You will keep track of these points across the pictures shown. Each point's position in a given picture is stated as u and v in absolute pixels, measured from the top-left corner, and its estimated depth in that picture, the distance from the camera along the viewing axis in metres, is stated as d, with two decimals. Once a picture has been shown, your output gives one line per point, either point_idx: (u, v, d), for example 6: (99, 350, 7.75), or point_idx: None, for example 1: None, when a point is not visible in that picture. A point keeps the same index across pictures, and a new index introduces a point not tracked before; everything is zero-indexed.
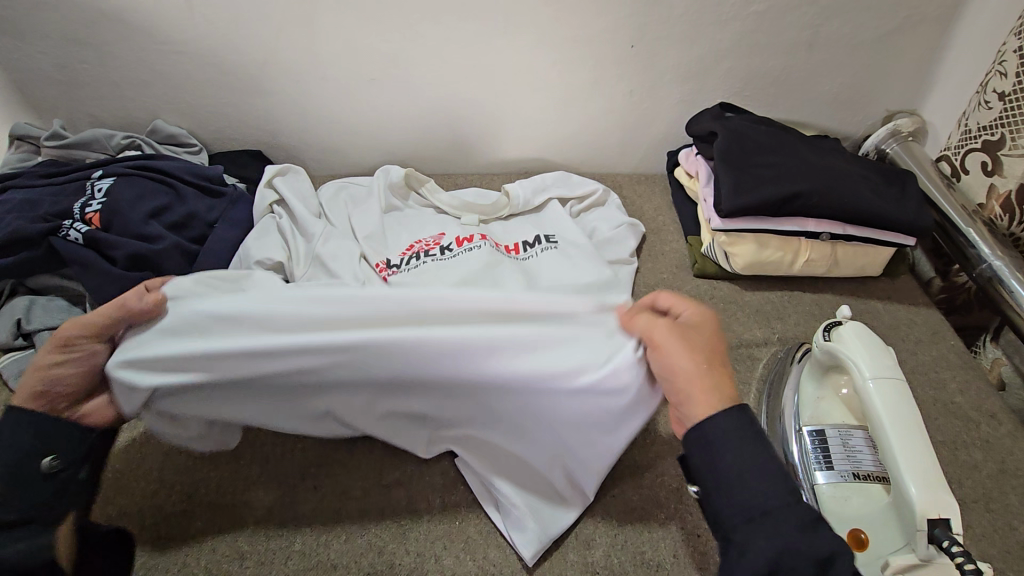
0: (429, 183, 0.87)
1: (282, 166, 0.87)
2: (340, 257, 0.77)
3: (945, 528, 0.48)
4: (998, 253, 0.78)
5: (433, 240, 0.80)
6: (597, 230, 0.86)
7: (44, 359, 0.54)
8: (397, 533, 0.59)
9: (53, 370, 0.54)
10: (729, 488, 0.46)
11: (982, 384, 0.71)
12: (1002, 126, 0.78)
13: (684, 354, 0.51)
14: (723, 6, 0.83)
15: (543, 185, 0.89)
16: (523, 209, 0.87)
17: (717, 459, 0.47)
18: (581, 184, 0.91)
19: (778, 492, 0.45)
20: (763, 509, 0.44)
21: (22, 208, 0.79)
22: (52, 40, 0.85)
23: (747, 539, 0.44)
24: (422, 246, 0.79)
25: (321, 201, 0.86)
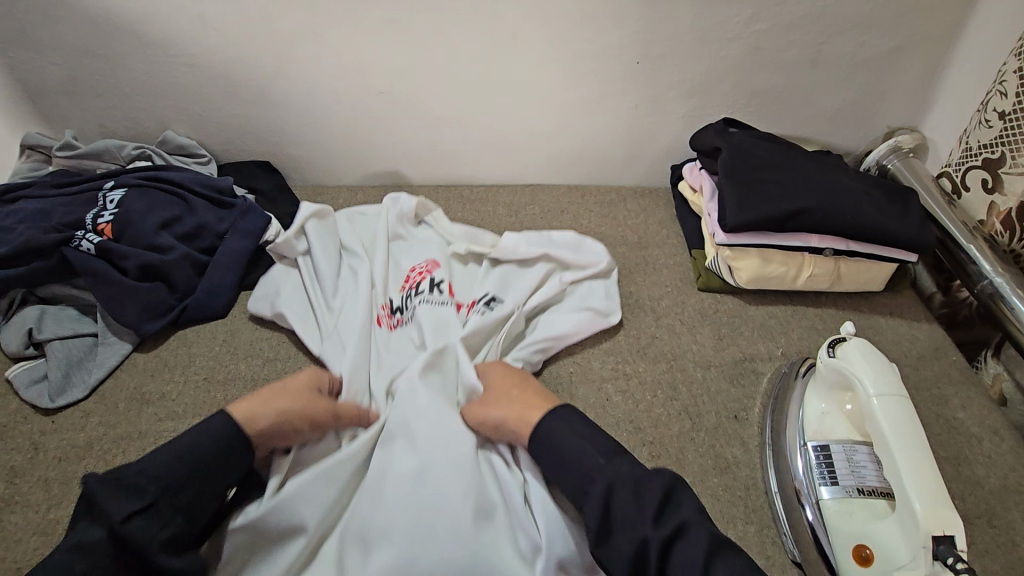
0: (435, 211, 0.87)
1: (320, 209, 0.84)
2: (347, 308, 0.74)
3: (950, 545, 0.49)
4: (998, 270, 0.79)
5: (427, 269, 0.78)
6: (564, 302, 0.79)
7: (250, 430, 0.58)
8: None
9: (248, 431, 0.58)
10: (574, 461, 0.56)
11: (984, 400, 0.71)
12: (1002, 145, 0.80)
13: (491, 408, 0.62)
14: (726, 25, 0.85)
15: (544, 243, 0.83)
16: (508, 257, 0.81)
17: (573, 443, 0.57)
18: (591, 252, 0.83)
19: (598, 456, 0.55)
20: (592, 473, 0.54)
21: (34, 218, 0.80)
22: (64, 52, 0.87)
23: (593, 506, 0.53)
24: (418, 278, 0.77)
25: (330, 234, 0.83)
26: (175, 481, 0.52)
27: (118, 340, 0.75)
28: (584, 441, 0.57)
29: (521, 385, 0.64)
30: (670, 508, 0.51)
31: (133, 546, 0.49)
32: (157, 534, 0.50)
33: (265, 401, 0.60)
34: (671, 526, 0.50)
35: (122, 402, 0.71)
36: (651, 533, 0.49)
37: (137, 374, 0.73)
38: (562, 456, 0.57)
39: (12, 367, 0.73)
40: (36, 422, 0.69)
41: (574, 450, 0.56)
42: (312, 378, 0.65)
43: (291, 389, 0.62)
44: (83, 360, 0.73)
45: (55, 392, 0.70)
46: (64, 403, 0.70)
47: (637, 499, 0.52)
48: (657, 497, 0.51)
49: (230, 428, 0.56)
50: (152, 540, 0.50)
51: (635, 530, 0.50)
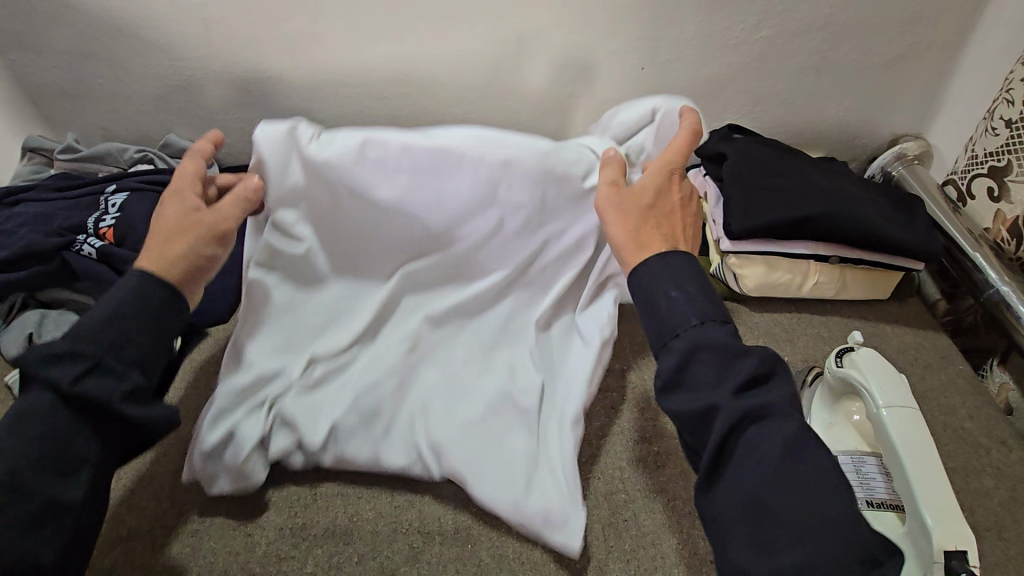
0: None
1: None
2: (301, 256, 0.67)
3: (961, 560, 0.48)
4: (1005, 278, 0.78)
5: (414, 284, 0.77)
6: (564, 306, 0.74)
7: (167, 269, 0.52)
8: (411, 557, 0.58)
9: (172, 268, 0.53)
10: (669, 312, 0.48)
11: (992, 410, 0.71)
12: (1009, 153, 0.79)
13: (617, 226, 0.55)
14: (733, 31, 0.84)
15: None
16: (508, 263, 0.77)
17: (672, 297, 0.49)
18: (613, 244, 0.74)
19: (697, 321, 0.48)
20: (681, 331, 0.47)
21: (36, 222, 0.79)
22: (67, 55, 0.86)
23: (664, 360, 0.48)
24: None
25: None
26: (117, 337, 0.49)
27: None
28: (684, 294, 0.49)
29: (664, 223, 0.55)
30: (755, 387, 0.46)
31: (91, 405, 0.47)
32: (115, 388, 0.48)
33: (162, 254, 0.53)
34: (750, 403, 0.45)
35: None
36: (725, 404, 0.45)
37: None
38: (646, 300, 0.50)
39: (12, 372, 0.72)
40: None
41: (663, 298, 0.49)
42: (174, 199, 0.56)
43: (171, 226, 0.54)
44: None
45: None
46: None
47: (722, 364, 0.46)
48: (744, 374, 0.45)
49: (149, 286, 0.51)
50: (111, 394, 0.48)
51: (705, 394, 0.46)
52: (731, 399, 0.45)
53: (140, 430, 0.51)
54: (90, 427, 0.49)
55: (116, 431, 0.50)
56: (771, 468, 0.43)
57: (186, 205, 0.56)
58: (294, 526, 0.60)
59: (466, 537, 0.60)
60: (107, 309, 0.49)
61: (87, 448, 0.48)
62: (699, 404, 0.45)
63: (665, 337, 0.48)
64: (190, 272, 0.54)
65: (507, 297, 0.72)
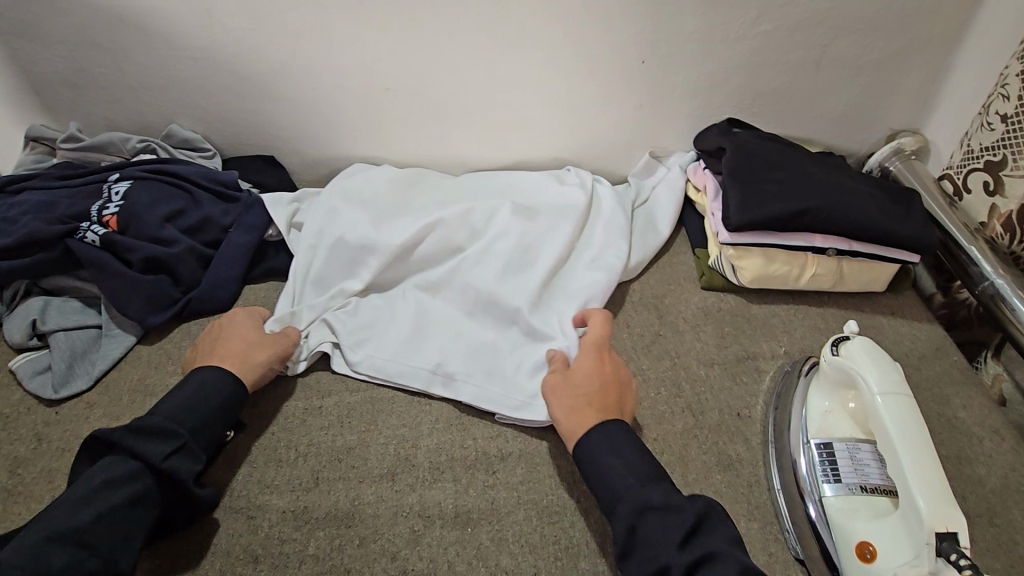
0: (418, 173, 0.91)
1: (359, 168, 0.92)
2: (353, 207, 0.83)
3: (953, 541, 0.49)
4: (999, 271, 0.79)
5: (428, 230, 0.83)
6: (559, 248, 0.80)
7: (247, 371, 0.66)
8: (411, 538, 0.59)
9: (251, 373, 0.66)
10: (615, 471, 0.55)
11: (984, 399, 0.72)
12: (1004, 147, 0.80)
13: (563, 413, 0.60)
14: (733, 25, 0.85)
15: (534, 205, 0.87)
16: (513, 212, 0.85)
17: (612, 453, 0.56)
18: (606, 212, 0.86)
19: (632, 477, 0.54)
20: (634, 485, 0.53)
21: (38, 209, 0.79)
22: (70, 44, 0.86)
23: (616, 525, 0.52)
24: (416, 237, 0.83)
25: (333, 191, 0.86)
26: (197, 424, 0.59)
27: (122, 331, 0.75)
28: (620, 458, 0.55)
29: (601, 394, 0.61)
30: (699, 537, 0.50)
31: (171, 480, 0.55)
32: (192, 467, 0.57)
33: (243, 359, 0.66)
34: (697, 554, 0.49)
35: (125, 394, 0.71)
36: (676, 560, 0.48)
37: (141, 366, 0.74)
38: (595, 468, 0.56)
39: (16, 358, 0.73)
40: (40, 412, 0.69)
41: (603, 467, 0.55)
42: (252, 319, 0.72)
43: (252, 340, 0.69)
44: (87, 352, 0.73)
45: (58, 383, 0.70)
46: (68, 395, 0.69)
47: (667, 521, 0.51)
48: (686, 526, 0.50)
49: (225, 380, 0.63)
50: (190, 473, 0.56)
51: (657, 553, 0.49)
52: (677, 556, 0.48)
53: (194, 503, 0.57)
54: (155, 499, 0.55)
55: (172, 505, 0.57)
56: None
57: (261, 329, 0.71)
58: (296, 510, 0.61)
59: (467, 518, 0.61)
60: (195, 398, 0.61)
61: (145, 513, 0.54)
62: (652, 565, 0.49)
63: (613, 503, 0.54)
64: (256, 377, 0.67)
65: (509, 241, 0.80)
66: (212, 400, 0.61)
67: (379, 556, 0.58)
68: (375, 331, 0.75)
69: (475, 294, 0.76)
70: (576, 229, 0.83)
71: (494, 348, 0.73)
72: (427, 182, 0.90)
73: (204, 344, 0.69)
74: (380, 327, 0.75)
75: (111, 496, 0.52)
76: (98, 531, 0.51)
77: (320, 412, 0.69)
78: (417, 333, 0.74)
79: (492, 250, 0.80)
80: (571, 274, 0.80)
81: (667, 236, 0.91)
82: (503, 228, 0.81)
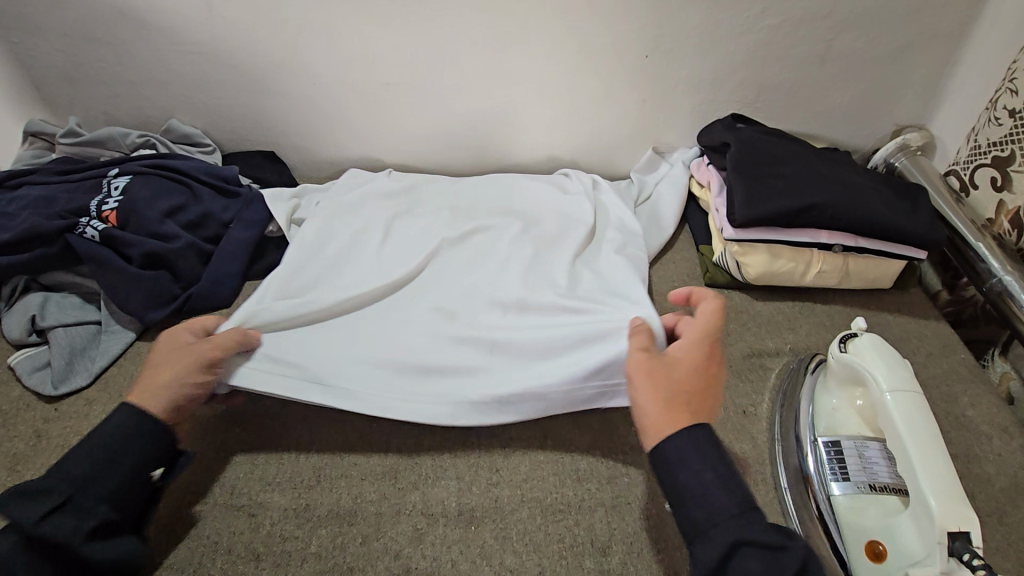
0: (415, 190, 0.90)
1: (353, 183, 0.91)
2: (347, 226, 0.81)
3: (965, 541, 0.48)
4: (1007, 268, 0.79)
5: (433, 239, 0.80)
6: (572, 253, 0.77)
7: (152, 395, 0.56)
8: (414, 537, 0.58)
9: (158, 396, 0.56)
10: (713, 490, 0.47)
11: (993, 397, 0.71)
12: (1012, 142, 0.79)
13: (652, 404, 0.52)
14: (737, 19, 0.84)
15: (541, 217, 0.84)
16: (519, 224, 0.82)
17: (706, 468, 0.48)
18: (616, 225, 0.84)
19: (729, 502, 0.47)
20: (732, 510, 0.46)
21: (37, 205, 0.79)
22: (69, 38, 0.86)
23: (705, 549, 0.45)
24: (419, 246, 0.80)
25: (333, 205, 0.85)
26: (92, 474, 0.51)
27: (121, 328, 0.74)
28: (712, 475, 0.48)
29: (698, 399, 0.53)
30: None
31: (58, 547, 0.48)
32: (80, 526, 0.48)
33: (152, 383, 0.57)
34: None
35: (125, 390, 0.70)
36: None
37: (141, 363, 0.73)
38: (683, 480, 0.48)
39: (14, 355, 0.72)
40: (39, 409, 0.68)
41: (692, 482, 0.48)
42: (181, 335, 0.62)
43: (165, 361, 0.59)
44: (86, 348, 0.73)
45: (57, 380, 0.69)
46: (67, 391, 0.69)
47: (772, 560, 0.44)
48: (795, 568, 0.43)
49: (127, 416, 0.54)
50: (74, 533, 0.48)
51: None
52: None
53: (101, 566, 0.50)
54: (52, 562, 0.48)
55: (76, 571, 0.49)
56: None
57: (188, 343, 0.61)
58: (298, 507, 0.60)
59: (471, 517, 0.60)
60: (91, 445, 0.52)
61: None
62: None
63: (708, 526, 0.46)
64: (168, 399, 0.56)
65: (518, 251, 0.78)
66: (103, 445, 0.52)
67: (382, 555, 0.57)
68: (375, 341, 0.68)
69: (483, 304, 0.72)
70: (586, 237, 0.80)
71: (527, 340, 0.66)
72: (423, 202, 0.88)
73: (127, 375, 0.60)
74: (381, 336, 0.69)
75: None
76: None
77: (322, 410, 0.69)
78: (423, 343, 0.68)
79: (501, 259, 0.77)
80: (591, 271, 0.76)
81: (671, 233, 0.90)
82: (514, 243, 0.79)
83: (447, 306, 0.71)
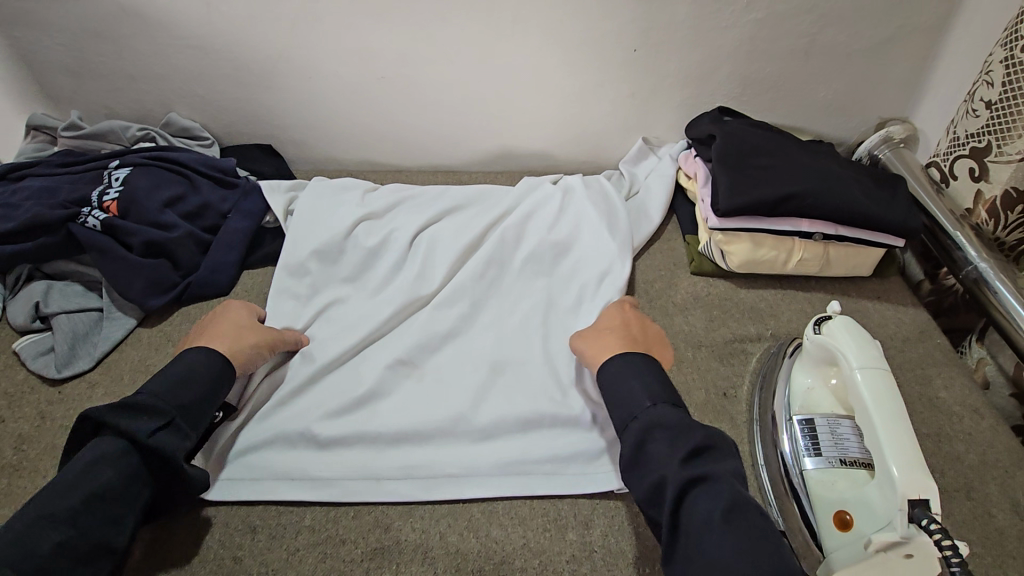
0: (399, 192, 0.89)
1: (335, 180, 0.89)
2: (316, 268, 0.79)
3: (924, 508, 0.50)
4: (983, 255, 0.81)
5: (421, 258, 0.80)
6: (556, 293, 0.79)
7: (239, 348, 0.65)
8: (404, 511, 0.61)
9: (244, 350, 0.65)
10: (627, 392, 0.58)
11: (966, 380, 0.73)
12: (989, 134, 0.81)
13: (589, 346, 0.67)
14: (723, 14, 0.86)
15: (519, 240, 0.83)
16: (505, 253, 0.81)
17: (625, 379, 0.60)
18: (596, 241, 0.82)
19: (643, 398, 0.57)
20: (647, 404, 0.56)
21: (40, 195, 0.81)
22: (71, 33, 0.88)
23: (629, 439, 0.55)
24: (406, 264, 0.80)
25: (316, 214, 0.84)
26: (186, 401, 0.57)
27: (123, 314, 0.77)
28: (636, 385, 0.58)
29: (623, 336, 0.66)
30: (707, 461, 0.51)
31: (162, 458, 0.53)
32: (182, 444, 0.54)
33: (236, 340, 0.66)
34: (696, 472, 0.50)
35: (127, 374, 0.72)
36: (675, 472, 0.50)
37: (142, 348, 0.75)
38: (613, 396, 0.59)
39: (20, 339, 0.74)
40: (44, 392, 0.70)
41: (621, 389, 0.59)
42: (249, 314, 0.71)
43: (245, 326, 0.68)
44: (88, 334, 0.75)
45: (61, 363, 0.71)
46: (70, 374, 0.71)
47: (669, 444, 0.52)
48: (689, 443, 0.51)
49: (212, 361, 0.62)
50: (181, 449, 0.54)
51: (658, 467, 0.51)
52: (678, 469, 0.50)
53: (187, 483, 0.55)
54: (147, 475, 0.53)
55: (165, 483, 0.55)
56: (706, 535, 0.47)
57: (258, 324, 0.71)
58: None
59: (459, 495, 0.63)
60: (174, 378, 0.58)
61: (140, 494, 0.52)
62: (653, 475, 0.51)
63: (629, 418, 0.56)
64: (246, 356, 0.65)
65: (501, 288, 0.79)
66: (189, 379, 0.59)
67: (375, 527, 0.60)
68: (365, 378, 0.69)
69: (472, 349, 0.72)
70: (560, 267, 0.81)
71: (524, 406, 0.67)
72: (407, 211, 0.87)
73: (198, 331, 0.67)
74: (370, 376, 0.69)
75: (107, 474, 0.50)
76: (89, 514, 0.48)
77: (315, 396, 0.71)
78: (412, 391, 0.68)
79: (487, 301, 0.77)
80: (579, 307, 0.77)
81: (658, 223, 0.92)
82: (502, 283, 0.79)
83: (423, 361, 0.71)
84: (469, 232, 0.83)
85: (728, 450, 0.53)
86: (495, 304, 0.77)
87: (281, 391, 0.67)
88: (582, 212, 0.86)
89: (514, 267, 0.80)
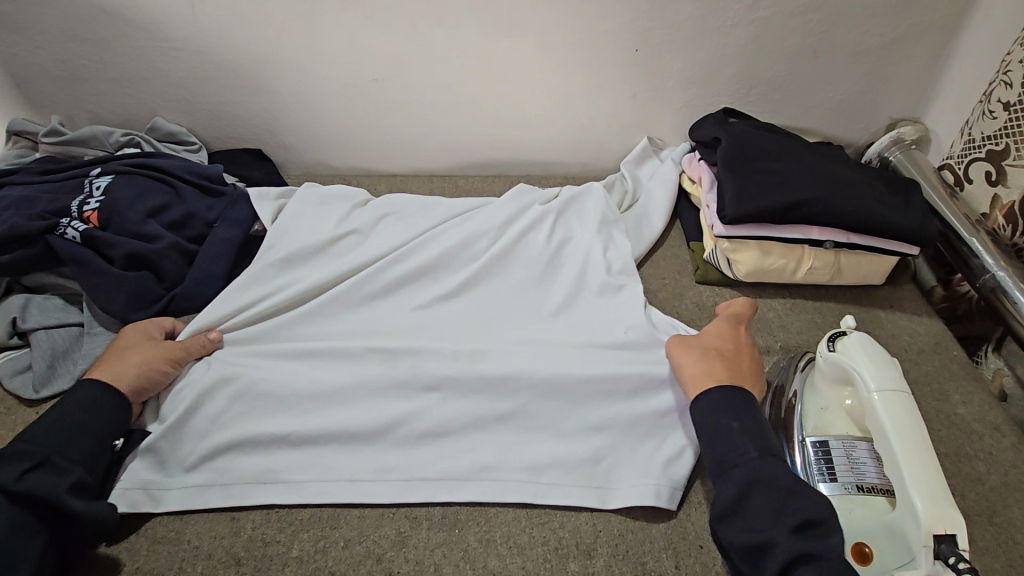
0: (384, 201, 0.87)
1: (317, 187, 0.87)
2: (293, 273, 0.76)
3: (951, 544, 0.47)
4: (1000, 264, 0.77)
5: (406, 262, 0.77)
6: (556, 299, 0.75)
7: (121, 373, 0.61)
8: (396, 541, 0.58)
9: (128, 373, 0.62)
10: (725, 435, 0.55)
11: (985, 396, 0.70)
12: (1007, 136, 0.78)
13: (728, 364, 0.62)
14: (729, 12, 0.83)
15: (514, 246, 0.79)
16: (498, 262, 0.78)
17: (725, 419, 0.56)
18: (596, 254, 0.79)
19: (746, 446, 0.54)
20: (752, 454, 0.53)
21: (19, 205, 0.77)
22: (51, 36, 0.85)
23: (726, 488, 0.53)
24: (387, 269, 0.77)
25: (297, 220, 0.81)
26: (61, 439, 0.55)
27: (104, 330, 0.74)
28: (734, 427, 0.56)
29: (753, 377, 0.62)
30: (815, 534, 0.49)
31: (37, 500, 0.50)
32: (60, 480, 0.52)
33: (120, 365, 0.62)
34: (804, 544, 0.47)
35: None
36: (781, 540, 0.48)
37: None
38: (707, 432, 0.57)
39: None
40: (23, 414, 0.68)
41: (720, 428, 0.56)
42: (147, 332, 0.68)
43: (133, 347, 0.65)
44: (69, 351, 0.72)
45: (39, 383, 0.68)
46: (49, 394, 0.68)
47: (774, 507, 0.50)
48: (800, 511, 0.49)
49: (100, 392, 0.59)
50: (57, 485, 0.52)
51: (763, 530, 0.49)
52: (787, 538, 0.48)
53: (83, 520, 0.52)
54: (35, 523, 0.50)
55: (60, 525, 0.52)
56: None
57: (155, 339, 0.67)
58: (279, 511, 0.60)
59: (454, 519, 0.60)
60: (51, 419, 0.56)
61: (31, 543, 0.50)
62: (751, 536, 0.49)
63: (730, 465, 0.54)
64: (127, 379, 0.61)
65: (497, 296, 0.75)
66: (69, 417, 0.56)
67: (365, 560, 0.57)
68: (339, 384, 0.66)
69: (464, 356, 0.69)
70: (557, 274, 0.78)
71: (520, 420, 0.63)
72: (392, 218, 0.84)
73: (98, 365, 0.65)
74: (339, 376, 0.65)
75: None
76: None
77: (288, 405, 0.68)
78: None
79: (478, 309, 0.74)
80: (582, 314, 0.73)
81: (661, 229, 0.89)
82: (495, 291, 0.76)
83: None
84: (460, 238, 0.79)
85: (834, 524, 0.50)
86: (489, 312, 0.74)
87: (237, 384, 0.64)
88: (580, 225, 0.83)
89: (509, 276, 0.77)
